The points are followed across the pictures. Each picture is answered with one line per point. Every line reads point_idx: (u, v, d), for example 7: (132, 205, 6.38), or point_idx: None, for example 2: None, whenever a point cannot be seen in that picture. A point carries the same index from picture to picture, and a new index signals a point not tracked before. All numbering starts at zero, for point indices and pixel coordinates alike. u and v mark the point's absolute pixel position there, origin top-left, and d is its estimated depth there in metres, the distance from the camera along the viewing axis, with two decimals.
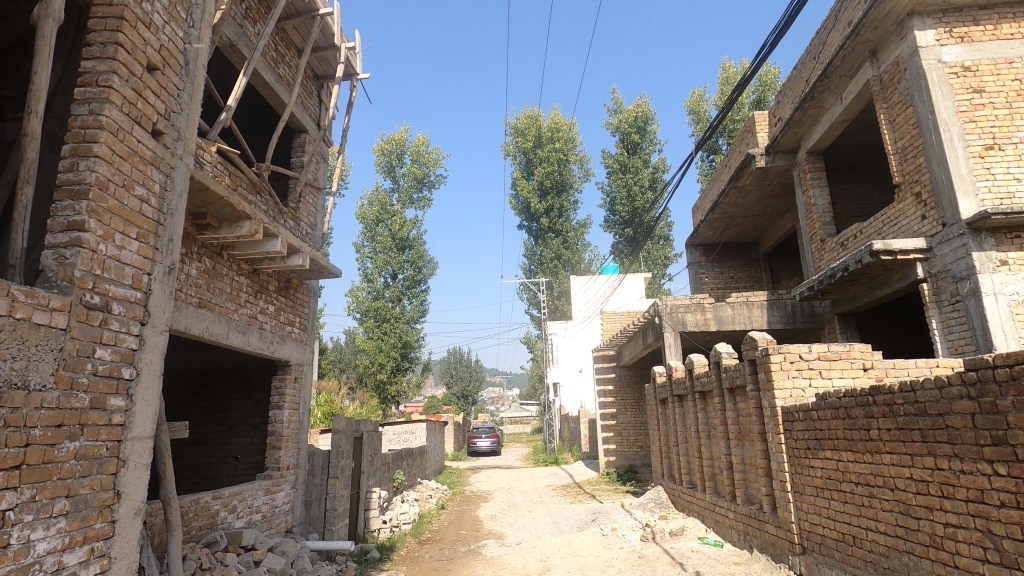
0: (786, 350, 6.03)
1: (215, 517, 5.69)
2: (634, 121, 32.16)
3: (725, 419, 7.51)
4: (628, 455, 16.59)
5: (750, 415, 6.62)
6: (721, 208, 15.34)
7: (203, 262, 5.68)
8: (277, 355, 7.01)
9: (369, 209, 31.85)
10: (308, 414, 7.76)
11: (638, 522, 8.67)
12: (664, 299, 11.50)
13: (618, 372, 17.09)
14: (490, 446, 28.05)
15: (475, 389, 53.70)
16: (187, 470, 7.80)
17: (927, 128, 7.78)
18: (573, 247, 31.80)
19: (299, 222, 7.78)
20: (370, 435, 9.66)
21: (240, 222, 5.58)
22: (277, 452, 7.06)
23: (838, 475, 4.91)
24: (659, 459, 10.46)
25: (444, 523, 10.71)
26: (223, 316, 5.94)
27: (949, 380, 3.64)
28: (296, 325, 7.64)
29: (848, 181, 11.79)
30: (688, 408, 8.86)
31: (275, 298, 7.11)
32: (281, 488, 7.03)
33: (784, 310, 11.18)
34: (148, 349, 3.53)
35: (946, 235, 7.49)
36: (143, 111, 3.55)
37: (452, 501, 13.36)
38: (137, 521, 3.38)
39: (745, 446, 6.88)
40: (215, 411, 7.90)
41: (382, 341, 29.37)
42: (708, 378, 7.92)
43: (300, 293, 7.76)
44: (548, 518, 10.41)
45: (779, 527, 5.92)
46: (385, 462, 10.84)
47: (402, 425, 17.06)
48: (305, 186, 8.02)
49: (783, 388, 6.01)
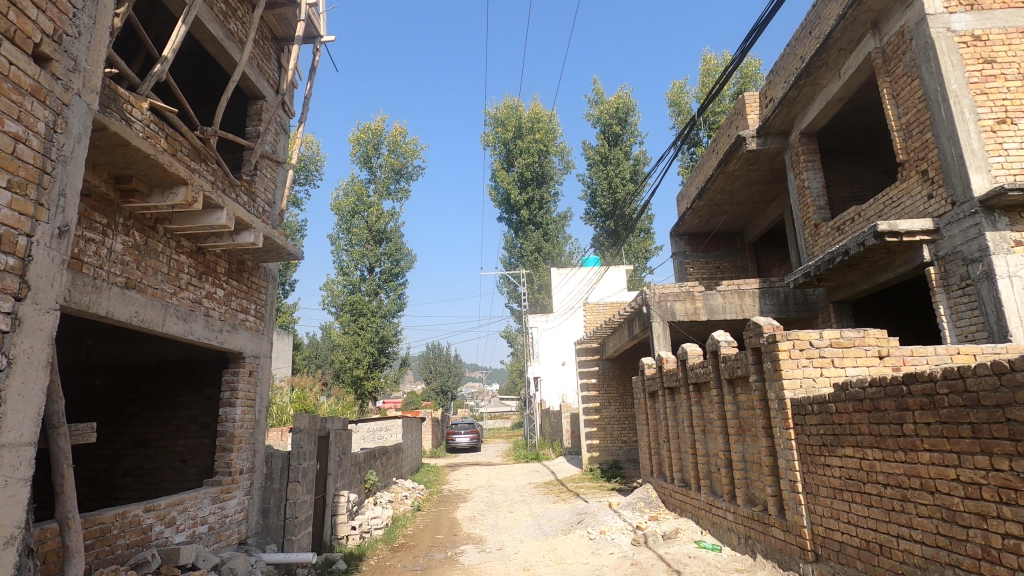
0: (795, 338, 5.45)
1: (148, 533, 4.90)
2: (616, 112, 31.65)
3: (722, 412, 6.95)
4: (612, 450, 16.11)
5: (754, 409, 6.05)
6: (708, 195, 14.87)
7: (131, 236, 4.87)
8: (226, 345, 6.20)
9: (344, 200, 30.83)
10: (265, 412, 6.99)
11: (628, 523, 8.09)
12: (652, 287, 10.93)
13: (601, 365, 16.53)
14: (470, 442, 27.42)
15: (455, 385, 53.06)
16: (128, 477, 6.96)
17: (935, 100, 7.29)
18: (554, 240, 31.19)
19: (254, 197, 6.97)
20: (337, 433, 8.90)
21: (174, 188, 4.75)
22: (228, 455, 6.28)
23: (862, 476, 4.35)
24: (648, 456, 9.87)
25: (419, 527, 10.00)
26: (158, 299, 5.14)
27: (1011, 365, 3.07)
28: (250, 312, 6.83)
29: (841, 164, 11.35)
30: (681, 401, 8.29)
31: (226, 282, 6.31)
32: (233, 495, 6.25)
33: (776, 298, 10.69)
34: (26, 331, 2.78)
35: (955, 214, 7.01)
36: (18, 25, 2.78)
37: (429, 502, 12.67)
38: (10, 551, 2.63)
39: (746, 442, 6.32)
40: (160, 410, 7.07)
41: (359, 336, 28.47)
42: (703, 369, 7.35)
43: (256, 278, 6.96)
44: (531, 520, 9.78)
45: (787, 531, 5.37)
46: (355, 462, 10.08)
47: (377, 423, 16.31)
48: (262, 158, 7.19)
49: (793, 378, 5.42)
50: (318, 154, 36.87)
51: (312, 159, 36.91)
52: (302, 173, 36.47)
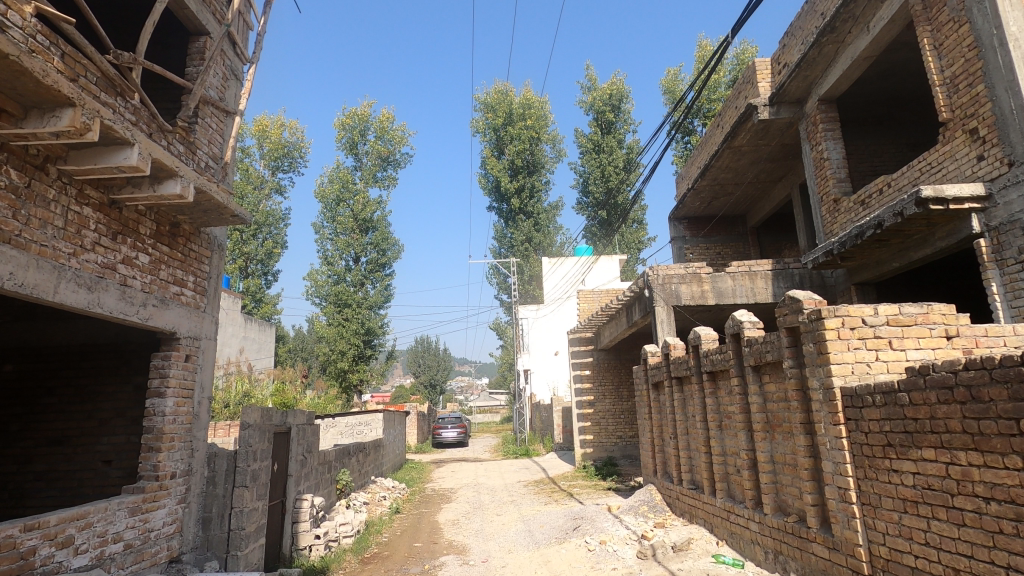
0: (846, 314, 4.46)
1: (29, 559, 3.81)
2: (609, 99, 30.62)
3: (745, 405, 5.96)
4: (607, 446, 15.20)
5: (789, 402, 5.06)
6: (711, 173, 13.86)
7: (4, 174, 3.76)
8: (152, 323, 5.10)
9: (329, 187, 29.61)
10: (205, 403, 5.90)
11: (631, 532, 7.11)
12: (655, 268, 9.96)
13: (596, 355, 15.55)
14: (457, 437, 26.42)
15: (443, 379, 51.99)
16: (40, 481, 5.88)
17: (989, 47, 6.30)
18: (545, 230, 30.11)
19: (194, 149, 5.85)
20: (300, 429, 7.81)
21: (58, 110, 3.66)
22: (155, 456, 5.18)
23: (950, 486, 3.38)
24: (650, 454, 8.90)
25: (396, 533, 8.95)
26: (48, 261, 4.03)
27: None
28: (187, 286, 5.72)
29: (861, 136, 10.39)
30: (691, 392, 7.32)
31: (152, 247, 5.20)
32: (162, 503, 5.18)
33: (791, 280, 9.74)
34: None
35: (1013, 176, 6.06)
36: None
37: (410, 503, 11.65)
38: None
39: (777, 440, 5.35)
40: (81, 402, 5.96)
41: (344, 327, 27.31)
42: (721, 355, 6.35)
43: (195, 245, 5.87)
44: (521, 525, 8.80)
45: (834, 550, 4.40)
46: (325, 461, 9.01)
47: (356, 417, 15.24)
48: (204, 103, 6.04)
49: (843, 362, 4.43)
50: (303, 140, 35.50)
51: (296, 146, 35.53)
52: (285, 159, 35.05)
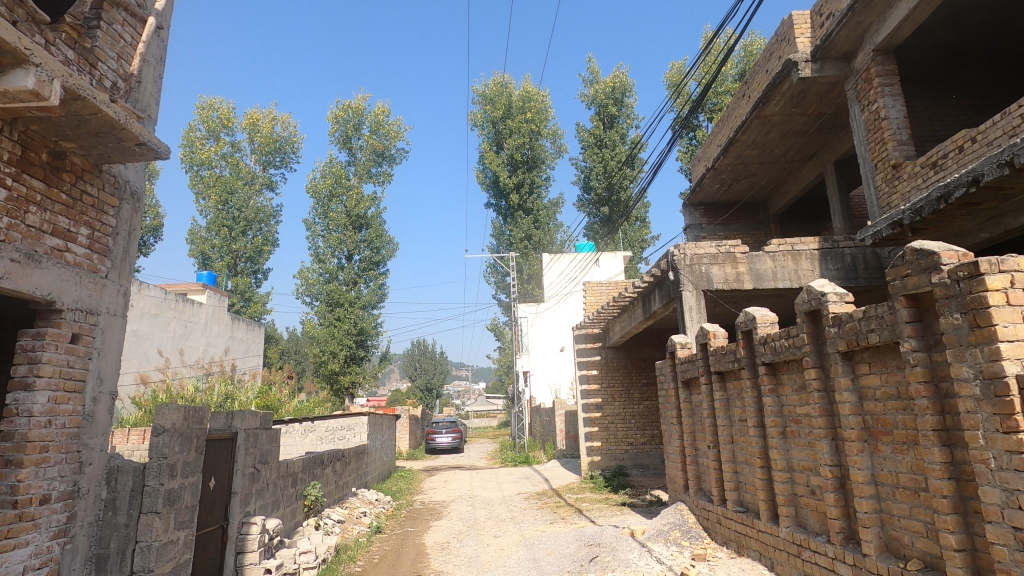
0: (1015, 269, 2.99)
1: None
2: (612, 92, 29.21)
3: (826, 407, 4.48)
4: (617, 454, 13.70)
5: (915, 402, 3.55)
6: (734, 150, 12.46)
7: None
8: (10, 285, 3.60)
9: (321, 182, 28.04)
10: (103, 400, 4.39)
11: (666, 569, 5.61)
12: (682, 247, 8.51)
13: (604, 354, 14.10)
14: (452, 442, 24.84)
15: (441, 383, 50.30)
16: None
17: None
18: (545, 227, 28.57)
19: (91, 59, 4.35)
20: (252, 435, 6.29)
21: None
22: (13, 474, 3.66)
23: None
24: (680, 465, 7.42)
25: (373, 561, 7.42)
26: None
27: None
28: (78, 240, 4.24)
29: (917, 96, 8.98)
30: (738, 390, 5.87)
31: (14, 180, 3.72)
32: (22, 541, 3.66)
33: (841, 261, 8.29)
34: None
35: None
36: None
37: (394, 520, 10.14)
38: None
39: (885, 452, 3.87)
40: None
41: (335, 328, 25.77)
42: (788, 341, 4.88)
43: (91, 189, 4.37)
44: (524, 552, 7.31)
45: None
46: (288, 472, 7.49)
47: (338, 421, 13.70)
48: (110, 4, 4.55)
49: (1017, 341, 2.94)
50: (295, 135, 34.07)
51: (288, 140, 34.13)
52: (277, 155, 33.58)
